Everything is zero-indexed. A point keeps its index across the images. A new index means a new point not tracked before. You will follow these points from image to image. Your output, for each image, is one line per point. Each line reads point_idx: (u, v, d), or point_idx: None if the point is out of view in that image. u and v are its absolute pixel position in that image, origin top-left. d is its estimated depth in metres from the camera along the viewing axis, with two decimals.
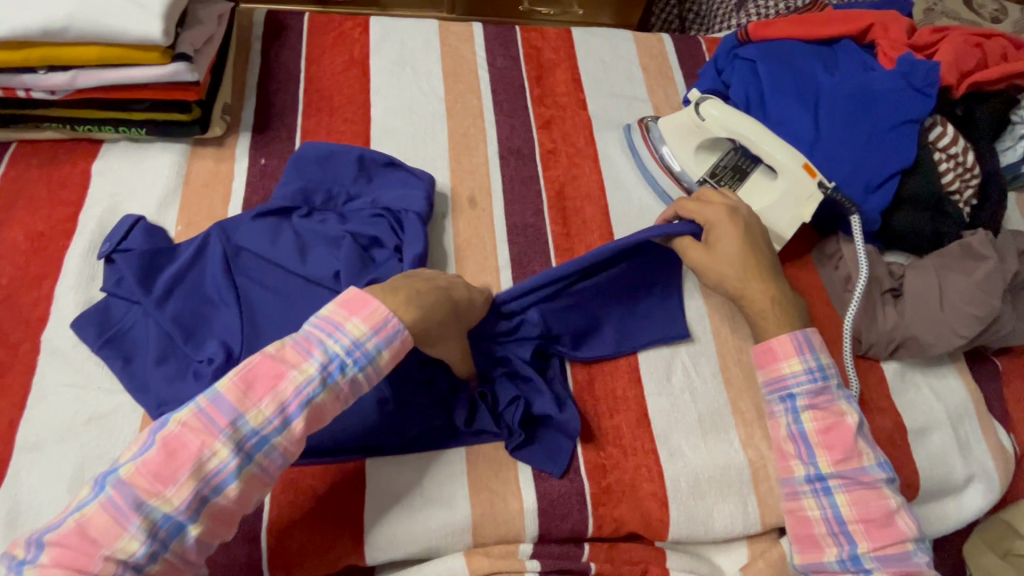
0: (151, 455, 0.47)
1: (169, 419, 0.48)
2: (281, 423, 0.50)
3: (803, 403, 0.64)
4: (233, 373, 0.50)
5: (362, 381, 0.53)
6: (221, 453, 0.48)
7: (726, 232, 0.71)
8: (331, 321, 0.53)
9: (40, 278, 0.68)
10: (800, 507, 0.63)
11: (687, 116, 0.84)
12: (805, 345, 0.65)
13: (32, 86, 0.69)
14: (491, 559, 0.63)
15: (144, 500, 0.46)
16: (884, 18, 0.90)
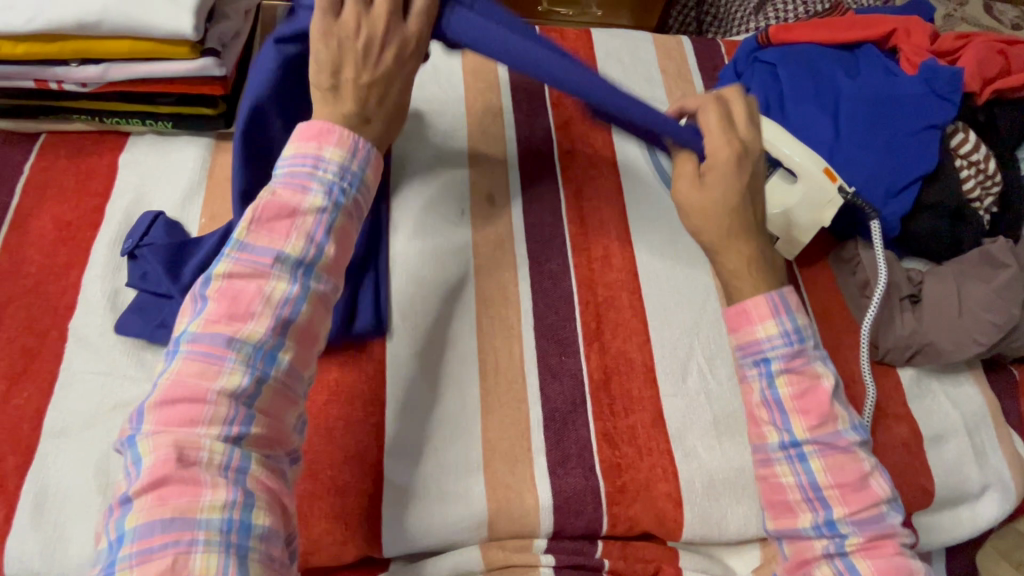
0: (211, 307, 0.47)
1: (210, 275, 0.48)
2: (318, 248, 0.50)
3: (777, 367, 0.61)
4: (245, 223, 0.49)
5: (362, 199, 0.54)
6: (280, 283, 0.48)
7: (723, 168, 0.64)
8: (307, 154, 0.52)
9: (68, 267, 0.69)
10: (773, 474, 0.61)
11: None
12: (781, 305, 0.62)
13: (63, 78, 0.70)
14: (507, 553, 0.65)
15: (232, 339, 0.46)
16: (907, 23, 0.89)
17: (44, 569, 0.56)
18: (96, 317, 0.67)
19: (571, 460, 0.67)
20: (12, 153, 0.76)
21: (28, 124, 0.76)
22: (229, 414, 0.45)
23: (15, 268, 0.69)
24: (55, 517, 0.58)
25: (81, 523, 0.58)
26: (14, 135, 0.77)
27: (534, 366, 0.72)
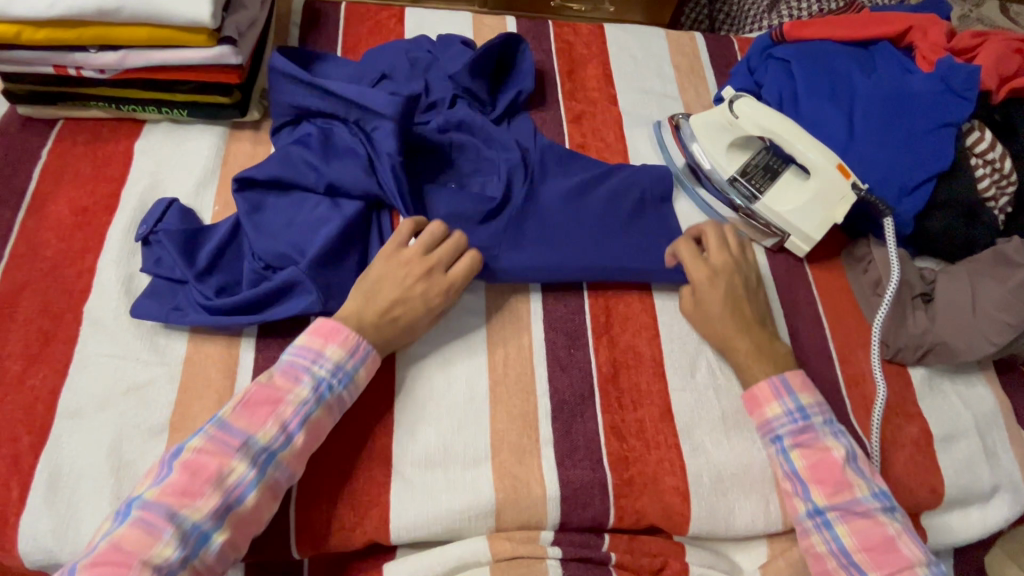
0: (173, 477, 0.53)
1: (181, 448, 0.55)
2: (287, 439, 0.57)
3: (789, 442, 0.65)
4: (234, 403, 0.57)
5: (347, 396, 0.62)
6: (239, 468, 0.55)
7: (711, 295, 0.71)
8: (311, 348, 0.61)
9: (83, 251, 0.70)
10: (811, 544, 0.63)
11: (722, 112, 0.84)
12: (783, 388, 0.66)
13: (82, 64, 0.71)
14: (514, 544, 0.64)
15: (175, 511, 0.52)
16: (924, 21, 0.89)
17: (56, 547, 0.57)
18: (110, 301, 0.68)
19: (579, 451, 0.68)
20: (30, 138, 0.77)
21: (46, 110, 0.77)
22: None
23: (32, 251, 0.69)
24: (68, 496, 0.59)
25: (94, 503, 0.58)
26: (32, 121, 0.78)
27: (543, 358, 0.72)
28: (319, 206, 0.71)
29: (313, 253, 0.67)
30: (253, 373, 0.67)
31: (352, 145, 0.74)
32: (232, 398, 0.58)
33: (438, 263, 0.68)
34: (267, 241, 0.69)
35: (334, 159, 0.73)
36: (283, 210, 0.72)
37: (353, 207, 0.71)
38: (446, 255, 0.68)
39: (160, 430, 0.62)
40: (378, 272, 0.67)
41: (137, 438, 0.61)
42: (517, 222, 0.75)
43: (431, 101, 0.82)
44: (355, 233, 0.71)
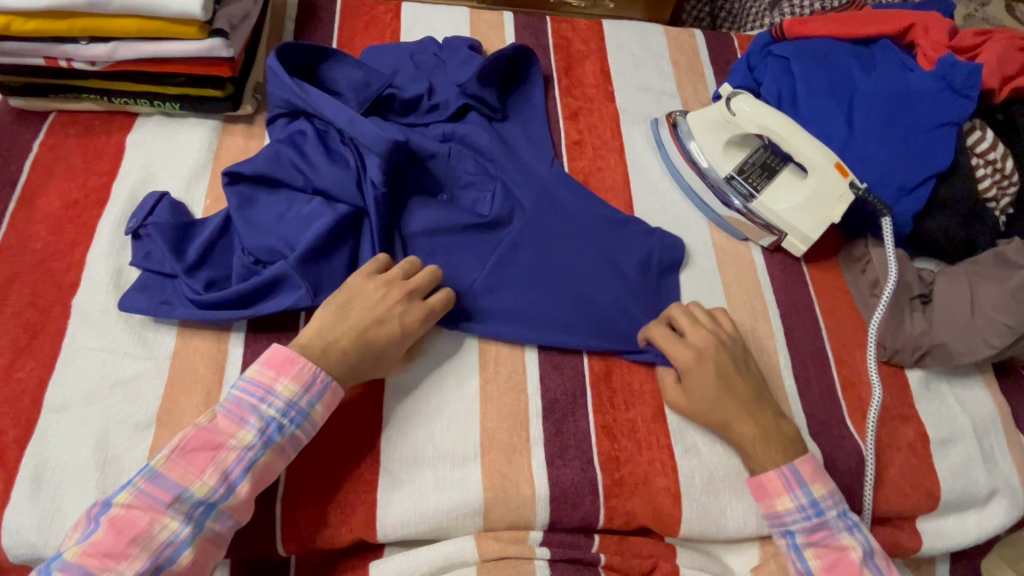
0: (99, 535, 0.51)
1: (109, 502, 0.52)
2: (227, 488, 0.55)
3: (802, 540, 0.63)
4: (168, 451, 0.55)
5: (300, 435, 0.59)
6: (172, 524, 0.52)
7: (700, 377, 0.67)
8: (260, 385, 0.59)
9: (73, 245, 0.70)
10: None
11: (719, 111, 0.83)
12: (794, 481, 0.63)
13: (73, 56, 0.71)
14: (501, 544, 0.64)
15: (96, 574, 0.49)
16: (926, 18, 0.87)
17: (40, 542, 0.57)
18: (99, 294, 0.67)
19: (569, 451, 0.67)
20: (22, 131, 0.77)
21: (38, 103, 0.77)
22: None
23: (22, 244, 0.69)
24: (53, 490, 0.58)
25: (78, 499, 0.58)
26: (25, 114, 0.78)
27: (534, 356, 0.72)
28: (310, 204, 0.71)
29: (304, 247, 0.67)
30: (242, 368, 0.66)
31: (345, 155, 0.74)
32: (168, 444, 0.55)
33: (417, 292, 0.66)
34: (258, 236, 0.69)
35: (327, 163, 0.73)
36: (274, 206, 0.71)
37: (346, 208, 0.71)
38: (421, 288, 0.67)
39: (147, 425, 0.62)
40: (349, 292, 0.65)
41: (123, 433, 0.61)
42: (507, 247, 0.76)
43: (432, 103, 0.83)
44: (347, 231, 0.71)
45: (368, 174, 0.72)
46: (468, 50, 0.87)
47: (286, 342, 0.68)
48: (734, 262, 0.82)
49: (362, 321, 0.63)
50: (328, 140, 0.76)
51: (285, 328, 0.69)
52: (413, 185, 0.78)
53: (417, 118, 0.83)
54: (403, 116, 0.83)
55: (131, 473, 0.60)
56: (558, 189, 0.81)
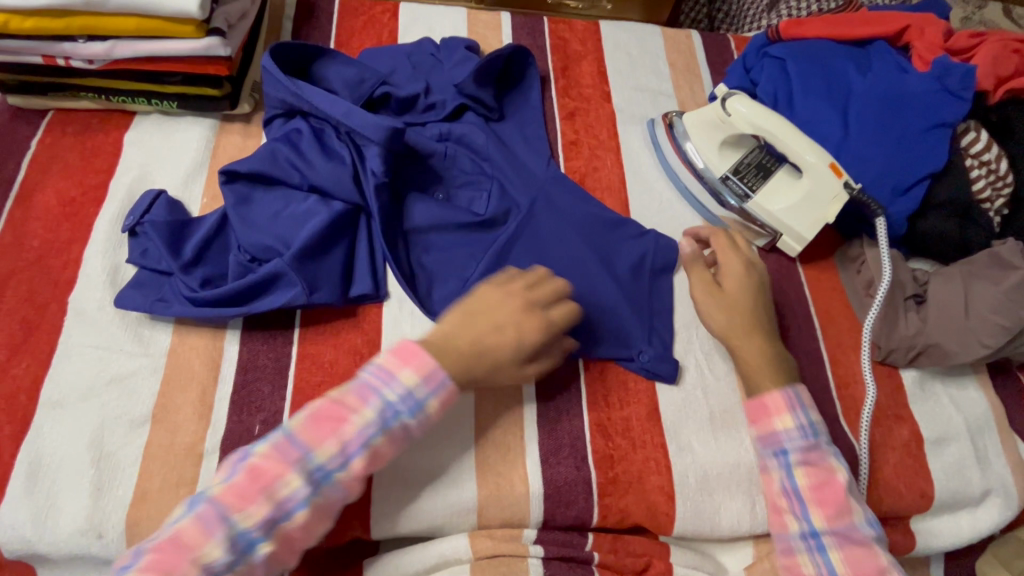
0: (235, 479, 0.50)
1: (252, 449, 0.52)
2: (344, 461, 0.52)
3: (795, 458, 0.61)
4: (303, 414, 0.53)
5: (414, 426, 0.55)
6: (294, 483, 0.50)
7: (736, 274, 0.72)
8: (386, 370, 0.55)
9: (70, 242, 0.70)
10: (796, 565, 0.59)
11: (714, 111, 0.83)
12: (796, 401, 0.63)
13: (71, 55, 0.71)
14: (495, 542, 0.64)
15: (228, 515, 0.49)
16: (920, 20, 0.88)
17: (35, 538, 0.57)
18: (95, 291, 0.68)
19: (564, 450, 0.67)
20: (20, 129, 0.77)
21: (36, 101, 0.77)
22: None
23: (18, 241, 0.69)
24: (48, 486, 0.58)
25: (73, 495, 0.58)
26: (23, 112, 0.78)
27: None
28: (306, 202, 0.72)
29: (299, 245, 0.67)
30: (237, 366, 0.66)
31: (342, 152, 0.75)
32: (304, 407, 0.54)
33: (538, 301, 0.65)
34: (254, 234, 0.69)
35: (323, 159, 0.73)
36: (270, 204, 0.72)
37: (341, 205, 0.72)
38: (546, 297, 0.66)
39: (142, 422, 0.62)
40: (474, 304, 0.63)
41: (118, 429, 0.61)
42: (504, 241, 0.76)
43: (429, 102, 0.83)
44: (342, 228, 0.72)
45: (369, 164, 0.73)
46: (466, 51, 0.88)
47: (281, 340, 0.68)
48: None
49: (480, 326, 0.62)
50: (324, 137, 0.76)
51: (280, 326, 0.69)
52: (408, 184, 0.79)
53: (413, 117, 0.83)
54: (399, 114, 0.83)
55: (125, 469, 0.60)
56: (553, 187, 0.81)
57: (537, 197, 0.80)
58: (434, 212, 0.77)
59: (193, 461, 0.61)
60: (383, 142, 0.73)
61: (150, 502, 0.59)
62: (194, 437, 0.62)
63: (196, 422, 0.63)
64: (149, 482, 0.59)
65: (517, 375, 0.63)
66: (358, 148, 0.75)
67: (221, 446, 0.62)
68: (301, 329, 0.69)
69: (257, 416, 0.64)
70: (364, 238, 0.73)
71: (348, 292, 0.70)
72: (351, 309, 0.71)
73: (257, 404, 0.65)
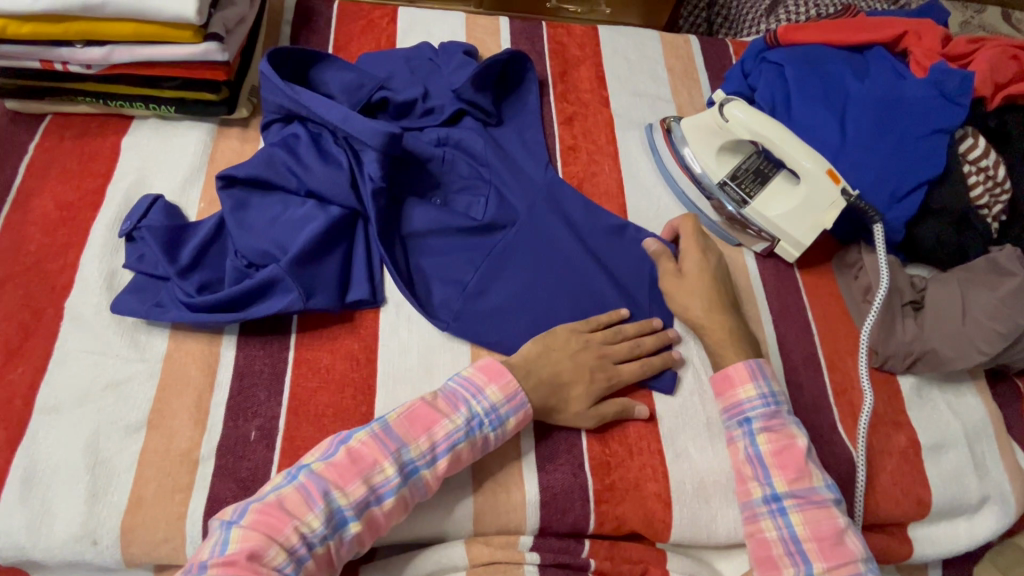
0: (338, 458, 0.55)
1: (350, 435, 0.57)
2: (431, 459, 0.58)
3: (758, 424, 0.64)
4: (400, 410, 0.59)
5: (492, 439, 0.61)
6: (388, 471, 0.55)
7: (694, 260, 0.75)
8: (474, 383, 0.62)
9: (67, 246, 0.70)
10: (759, 529, 0.61)
11: (712, 117, 0.84)
12: (758, 372, 0.66)
13: (68, 59, 0.71)
14: (491, 549, 0.64)
15: (330, 490, 0.53)
16: (919, 25, 0.88)
17: (30, 544, 0.57)
18: (92, 296, 0.68)
19: (561, 456, 0.67)
20: (17, 133, 0.77)
21: (34, 105, 0.77)
22: (293, 549, 0.50)
23: (15, 246, 0.69)
24: (43, 492, 0.58)
25: (67, 501, 0.58)
26: (21, 116, 0.78)
27: None
28: (304, 207, 0.72)
29: (295, 251, 0.67)
30: (234, 371, 0.66)
31: (340, 157, 0.75)
32: (399, 404, 0.60)
33: (611, 353, 0.69)
34: (252, 239, 0.69)
35: (320, 164, 0.74)
36: (268, 209, 0.72)
37: (339, 210, 0.72)
38: (618, 352, 0.69)
39: (138, 427, 0.62)
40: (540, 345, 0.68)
41: (114, 435, 0.61)
42: (502, 248, 0.76)
43: (427, 108, 0.84)
44: (339, 234, 0.72)
45: (366, 169, 0.73)
46: (465, 56, 0.88)
47: (277, 345, 0.68)
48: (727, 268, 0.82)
49: (551, 368, 0.66)
50: (321, 142, 0.76)
51: (277, 331, 0.69)
52: (406, 189, 0.79)
53: (411, 122, 0.83)
54: (397, 119, 0.84)
55: (121, 475, 0.60)
56: (552, 193, 0.81)
57: (536, 202, 0.80)
58: (431, 217, 0.77)
59: (189, 467, 0.61)
60: (381, 147, 0.73)
61: (145, 508, 0.59)
62: (190, 443, 0.62)
63: (192, 428, 0.63)
64: (145, 488, 0.59)
65: (579, 418, 0.66)
66: (356, 152, 0.75)
67: (217, 451, 0.62)
68: (297, 334, 0.69)
69: (253, 422, 0.64)
70: (362, 243, 0.73)
71: (345, 297, 0.70)
72: (348, 315, 0.71)
73: (253, 410, 0.64)
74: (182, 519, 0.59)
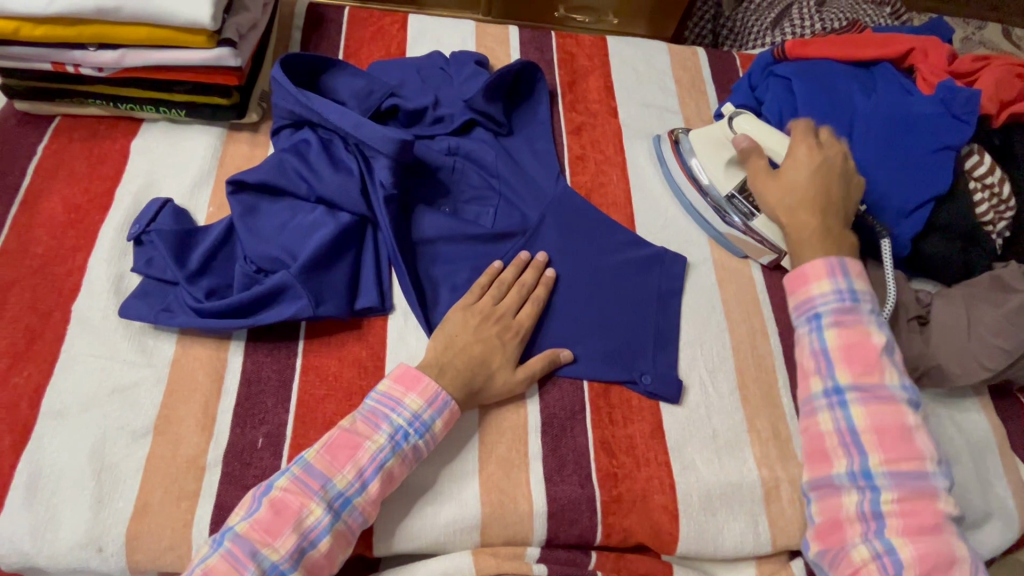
0: (261, 514, 0.55)
1: (271, 484, 0.56)
2: (361, 485, 0.58)
3: (829, 319, 0.65)
4: (319, 445, 0.59)
5: (423, 446, 0.61)
6: (317, 511, 0.55)
7: (801, 163, 0.74)
8: (392, 397, 0.62)
9: (75, 249, 0.70)
10: (815, 423, 0.63)
11: (721, 130, 0.83)
12: (838, 268, 0.66)
13: (80, 62, 0.72)
14: (499, 560, 0.63)
15: (258, 549, 0.53)
16: (925, 43, 0.89)
17: (34, 550, 0.56)
18: (99, 300, 0.67)
19: (568, 467, 0.67)
20: (26, 134, 0.77)
21: (43, 106, 0.77)
22: None
23: (23, 248, 0.69)
24: (47, 498, 0.58)
25: (71, 507, 0.58)
26: (30, 117, 0.78)
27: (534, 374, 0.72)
28: (313, 213, 0.72)
29: (305, 258, 0.67)
30: (241, 377, 0.66)
31: (350, 163, 0.75)
32: (318, 439, 0.59)
33: (507, 309, 0.70)
34: (261, 246, 0.69)
35: (331, 171, 0.73)
36: (277, 215, 0.72)
37: (348, 217, 0.72)
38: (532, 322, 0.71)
39: (144, 433, 0.62)
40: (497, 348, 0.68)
41: (120, 440, 0.61)
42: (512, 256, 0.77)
43: (438, 116, 0.84)
44: (349, 240, 0.72)
45: (377, 176, 0.73)
46: (476, 65, 0.88)
47: (285, 351, 0.68)
48: (734, 280, 0.81)
49: (467, 355, 0.66)
50: (332, 148, 0.76)
51: (285, 338, 0.69)
52: (416, 197, 0.79)
53: (421, 130, 0.84)
54: (407, 126, 0.84)
55: (127, 482, 0.59)
56: (561, 204, 0.81)
57: (546, 212, 0.81)
58: (439, 226, 0.77)
59: (195, 474, 0.60)
60: (392, 154, 0.73)
61: (151, 515, 0.58)
62: (197, 449, 0.62)
63: (199, 435, 0.62)
64: (151, 495, 0.59)
65: (510, 385, 0.67)
66: (366, 158, 0.75)
67: (224, 458, 0.62)
68: (306, 341, 0.69)
69: (260, 429, 0.63)
70: (371, 250, 0.73)
71: (352, 304, 0.70)
72: (357, 322, 0.71)
73: (260, 416, 0.64)
74: (188, 527, 0.58)
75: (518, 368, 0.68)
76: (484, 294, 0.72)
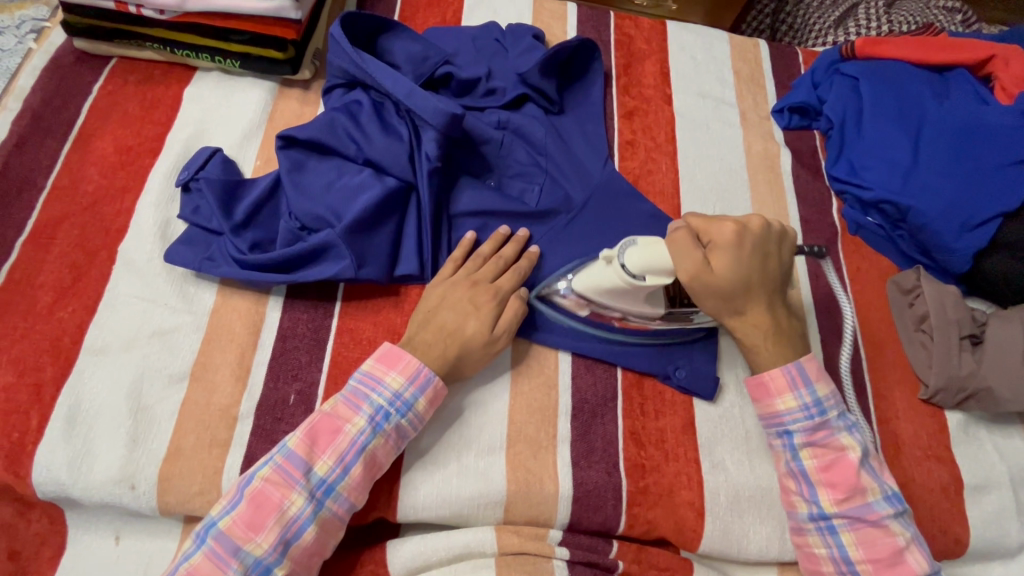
0: (242, 508, 0.54)
1: (252, 477, 0.56)
2: (342, 471, 0.57)
3: (800, 440, 0.63)
4: (299, 430, 0.58)
5: (407, 426, 0.60)
6: (298, 501, 0.55)
7: (725, 253, 0.63)
8: (373, 376, 0.61)
9: (123, 191, 0.70)
10: (807, 543, 0.62)
11: (612, 276, 0.66)
12: (798, 378, 0.64)
13: (143, 3, 0.71)
14: (521, 539, 0.63)
15: (240, 546, 0.53)
16: (1008, 50, 0.85)
17: (70, 482, 0.57)
18: (145, 244, 0.67)
19: (596, 453, 0.66)
20: (83, 74, 0.77)
21: (102, 46, 0.77)
22: None
23: (74, 185, 0.70)
24: (85, 432, 0.59)
25: (107, 443, 0.58)
26: (87, 56, 0.78)
27: (567, 358, 0.70)
28: (360, 174, 0.71)
29: (350, 218, 0.67)
30: (278, 333, 0.66)
31: (399, 129, 0.74)
32: (297, 426, 0.58)
33: (484, 278, 0.68)
34: (306, 203, 0.69)
35: (381, 133, 0.72)
36: (324, 173, 0.71)
37: (395, 181, 0.71)
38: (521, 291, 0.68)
39: (180, 377, 0.62)
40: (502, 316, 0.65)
41: (158, 382, 0.61)
42: (559, 236, 0.76)
43: (490, 88, 0.82)
44: (394, 206, 0.71)
45: (424, 147, 0.71)
46: (533, 39, 0.86)
47: (322, 311, 0.68)
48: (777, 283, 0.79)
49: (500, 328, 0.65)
50: (383, 112, 0.75)
51: (323, 296, 0.68)
52: (461, 169, 0.77)
53: (472, 101, 0.82)
54: (459, 96, 0.82)
55: (161, 424, 0.60)
56: (605, 189, 0.79)
57: (591, 195, 0.79)
58: (475, 200, 0.75)
59: (227, 424, 0.61)
60: (439, 126, 0.70)
61: (183, 459, 0.59)
62: (229, 400, 0.62)
63: (233, 385, 0.62)
64: (183, 440, 0.59)
65: (489, 346, 0.64)
66: (415, 128, 0.73)
67: (255, 411, 0.62)
68: (342, 303, 0.68)
69: (293, 385, 0.63)
70: (414, 217, 0.72)
71: (393, 270, 0.69)
72: (395, 288, 0.71)
73: (293, 373, 0.64)
74: (218, 474, 0.59)
75: (494, 331, 0.64)
76: (461, 268, 0.69)
